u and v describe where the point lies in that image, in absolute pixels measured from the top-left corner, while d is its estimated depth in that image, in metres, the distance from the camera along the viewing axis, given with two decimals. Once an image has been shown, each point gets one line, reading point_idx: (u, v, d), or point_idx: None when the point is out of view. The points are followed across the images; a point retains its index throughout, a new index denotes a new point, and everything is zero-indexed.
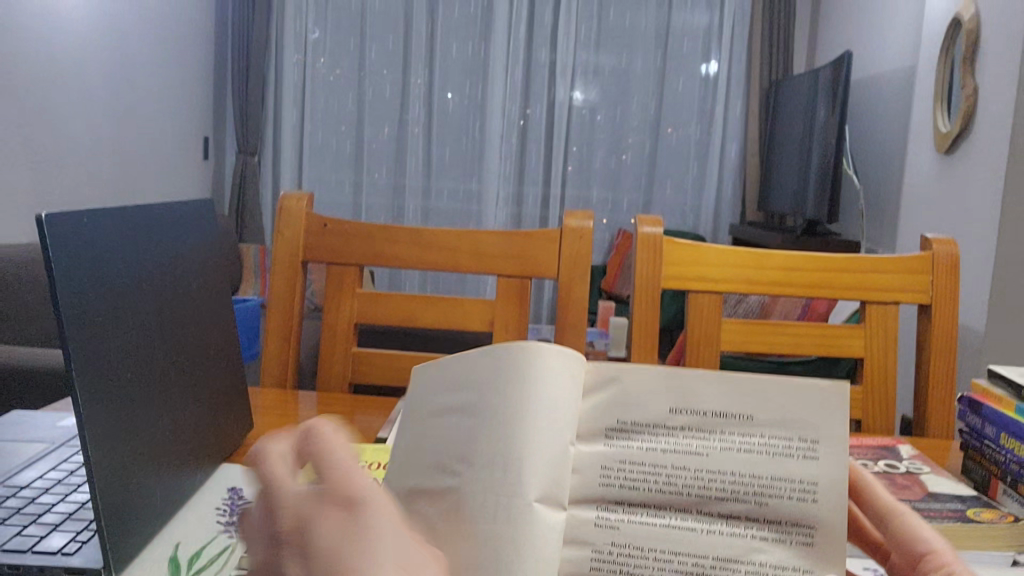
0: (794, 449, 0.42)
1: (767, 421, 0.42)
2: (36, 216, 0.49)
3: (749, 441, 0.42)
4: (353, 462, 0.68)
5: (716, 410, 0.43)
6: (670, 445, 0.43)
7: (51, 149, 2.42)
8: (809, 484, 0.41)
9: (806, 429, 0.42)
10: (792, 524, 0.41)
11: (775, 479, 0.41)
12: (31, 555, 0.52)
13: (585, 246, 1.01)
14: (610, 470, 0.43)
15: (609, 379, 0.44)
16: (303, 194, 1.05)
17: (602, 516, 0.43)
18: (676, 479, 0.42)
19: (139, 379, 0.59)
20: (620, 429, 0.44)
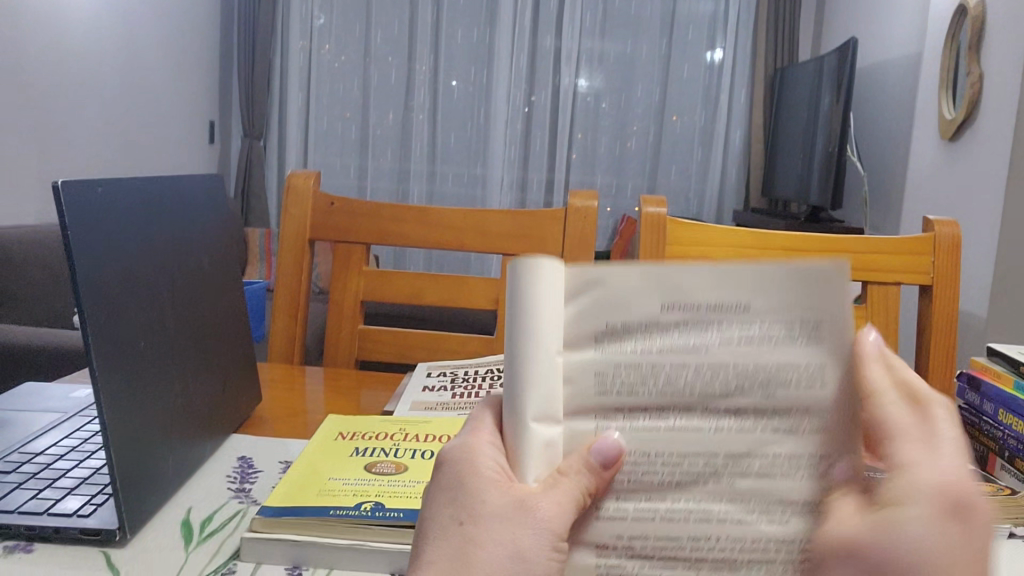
0: (793, 335, 0.32)
1: (768, 307, 0.32)
2: (52, 182, 0.51)
3: (758, 329, 0.32)
4: (362, 432, 0.69)
5: (712, 300, 0.32)
6: (663, 344, 0.32)
7: (56, 133, 2.43)
8: (817, 369, 0.32)
9: (809, 309, 0.32)
10: (808, 418, 0.32)
11: (783, 369, 0.32)
12: (47, 516, 0.54)
13: (590, 226, 1.02)
14: (605, 374, 0.33)
15: (592, 280, 0.33)
16: (311, 172, 1.06)
17: (600, 425, 0.34)
18: (679, 379, 0.32)
19: (151, 346, 0.60)
20: (610, 331, 0.33)
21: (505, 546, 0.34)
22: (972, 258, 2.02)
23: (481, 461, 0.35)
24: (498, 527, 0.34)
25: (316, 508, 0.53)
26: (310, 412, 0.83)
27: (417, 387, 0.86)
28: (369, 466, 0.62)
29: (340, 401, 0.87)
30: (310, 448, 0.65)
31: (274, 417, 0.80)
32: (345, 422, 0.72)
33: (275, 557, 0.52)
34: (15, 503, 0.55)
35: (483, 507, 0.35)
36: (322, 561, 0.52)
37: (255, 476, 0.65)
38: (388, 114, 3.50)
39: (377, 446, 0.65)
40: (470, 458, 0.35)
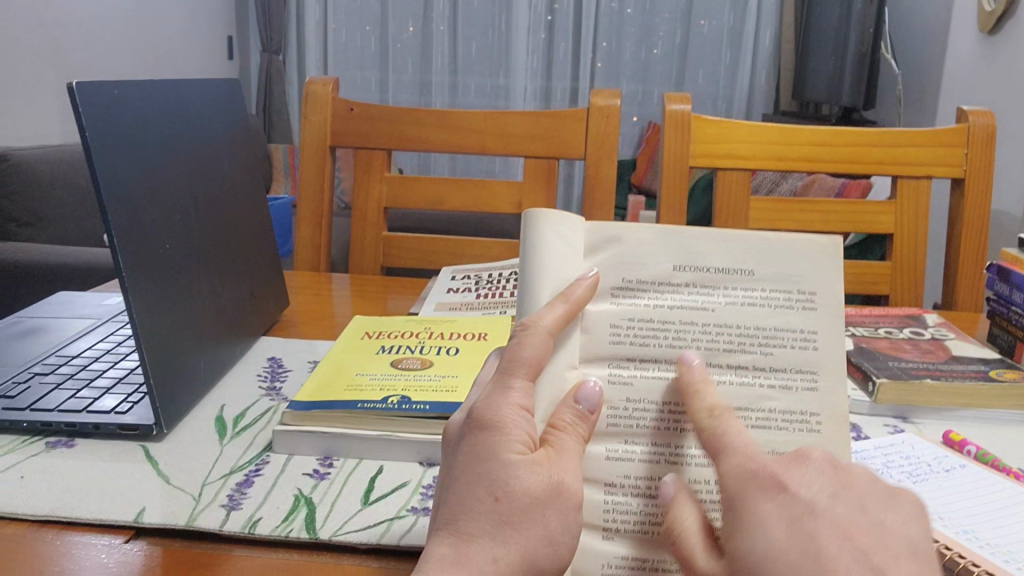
0: (795, 300, 0.40)
1: (767, 274, 0.41)
2: (68, 84, 0.50)
3: (753, 293, 0.41)
4: (388, 331, 0.69)
5: (721, 265, 0.41)
6: (677, 301, 0.40)
7: (76, 54, 2.42)
8: (811, 333, 0.40)
9: (806, 281, 0.40)
10: (796, 370, 0.40)
11: (779, 330, 0.40)
12: (86, 413, 0.56)
13: (612, 127, 1.00)
14: (618, 327, 0.40)
15: (607, 237, 0.41)
16: (329, 78, 1.05)
17: (613, 373, 0.40)
18: (685, 334, 0.40)
19: (176, 249, 0.61)
20: (625, 287, 0.40)
21: (542, 526, 0.35)
22: (1009, 156, 1.97)
23: (512, 432, 0.37)
24: (532, 503, 0.35)
25: (344, 402, 0.55)
26: (337, 315, 0.85)
27: (442, 289, 0.87)
28: (395, 363, 0.62)
29: (366, 305, 0.89)
30: (338, 347, 0.66)
31: (303, 320, 0.82)
32: (372, 322, 0.72)
33: (306, 448, 0.53)
34: (53, 402, 0.57)
35: (518, 484, 0.35)
36: (352, 451, 0.53)
37: (285, 375, 0.66)
38: (408, 26, 3.44)
39: (403, 344, 0.66)
40: (498, 422, 0.37)
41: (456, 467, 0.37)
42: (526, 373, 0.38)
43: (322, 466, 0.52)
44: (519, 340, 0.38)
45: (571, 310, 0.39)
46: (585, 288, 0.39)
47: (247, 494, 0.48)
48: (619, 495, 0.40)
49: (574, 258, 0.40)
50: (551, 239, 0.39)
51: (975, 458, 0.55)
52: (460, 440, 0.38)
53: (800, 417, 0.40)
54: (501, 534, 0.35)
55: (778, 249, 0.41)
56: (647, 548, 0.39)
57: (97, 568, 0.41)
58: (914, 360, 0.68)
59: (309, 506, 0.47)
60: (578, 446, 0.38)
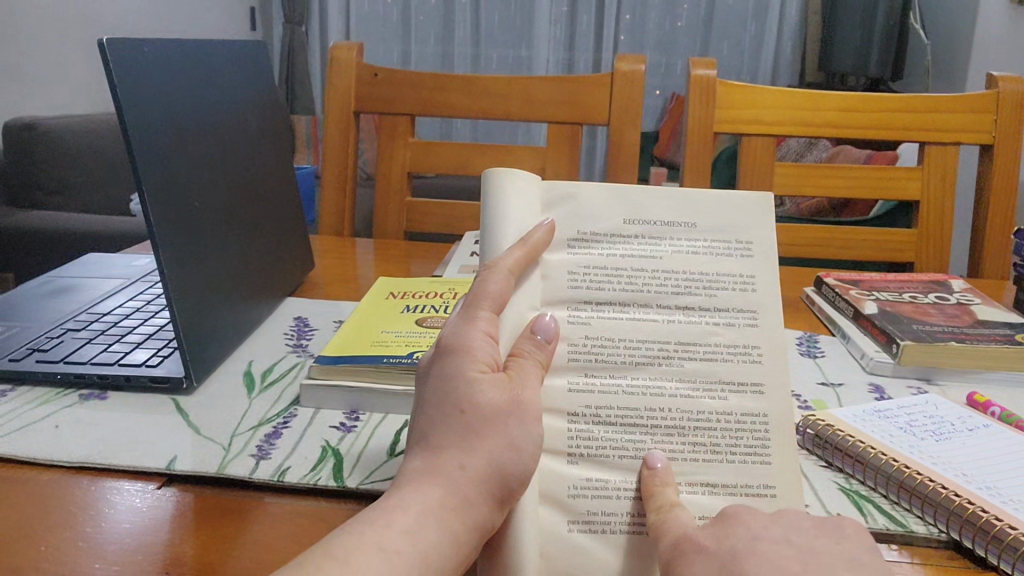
0: (733, 250, 0.44)
1: (708, 226, 0.44)
2: (98, 40, 0.50)
3: (698, 242, 0.44)
4: (413, 291, 0.70)
5: (667, 218, 0.44)
6: (628, 250, 0.43)
7: (101, 23, 2.43)
8: (749, 279, 0.43)
9: (742, 232, 0.44)
10: (738, 311, 0.43)
11: (719, 274, 0.43)
12: (119, 366, 0.57)
13: (637, 91, 1.00)
14: (576, 273, 0.42)
15: (562, 194, 0.43)
16: (353, 44, 1.05)
17: (572, 314, 0.42)
18: (637, 279, 0.42)
19: (205, 209, 0.61)
20: (579, 238, 0.43)
21: (506, 435, 0.35)
22: None
23: (477, 352, 0.37)
24: (497, 413, 0.35)
25: (370, 357, 0.55)
26: (361, 278, 0.86)
27: (465, 252, 0.88)
28: (420, 321, 0.63)
29: (389, 268, 0.89)
30: (364, 305, 0.67)
31: (327, 283, 0.83)
32: (397, 282, 0.73)
33: (333, 402, 0.54)
34: (86, 356, 0.58)
35: (481, 398, 0.35)
36: (378, 405, 0.54)
37: (311, 333, 0.67)
38: None
39: (427, 304, 0.67)
40: (465, 345, 0.37)
41: (426, 393, 0.37)
42: (488, 307, 0.39)
43: (348, 420, 0.53)
44: (482, 276, 0.39)
45: (529, 254, 0.40)
46: (543, 233, 0.41)
47: (276, 445, 0.49)
48: (580, 424, 0.41)
49: (531, 211, 0.42)
50: (508, 192, 0.41)
51: (999, 418, 0.55)
52: (428, 372, 0.38)
53: (743, 349, 0.42)
54: (468, 445, 0.35)
55: (718, 203, 0.44)
56: (608, 470, 0.40)
57: (129, 512, 0.43)
58: (938, 324, 0.68)
59: (336, 457, 0.48)
60: (537, 373, 0.38)
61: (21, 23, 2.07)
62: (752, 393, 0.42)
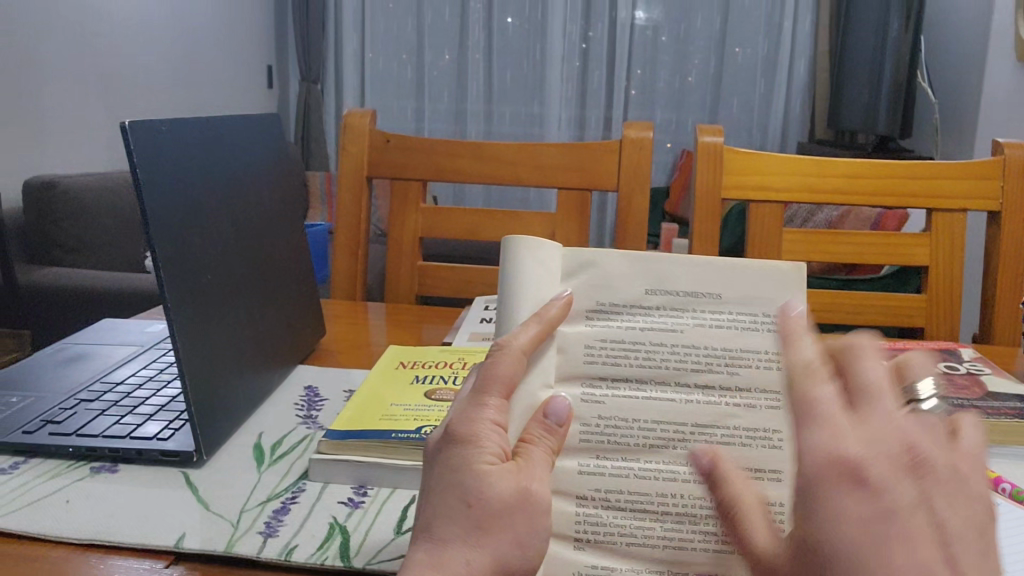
0: (759, 323, 0.42)
1: (734, 298, 0.43)
2: (120, 122, 0.52)
3: (721, 318, 0.42)
4: (422, 361, 0.71)
5: (691, 288, 0.43)
6: (648, 323, 0.42)
7: (122, 82, 2.49)
8: (773, 355, 0.42)
9: (770, 304, 0.42)
10: (760, 389, 0.42)
11: (745, 349, 0.42)
12: (130, 440, 0.57)
13: (645, 159, 1.01)
14: (593, 347, 0.42)
15: (585, 263, 0.43)
16: (367, 111, 1.07)
17: (586, 393, 0.41)
18: (657, 354, 0.41)
19: (219, 281, 0.63)
20: (600, 309, 0.42)
21: (512, 532, 0.35)
22: None
23: (485, 442, 0.37)
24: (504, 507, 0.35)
25: (378, 432, 0.56)
26: (373, 345, 0.86)
27: (475, 319, 0.88)
28: (428, 393, 0.63)
29: (400, 334, 0.90)
30: (373, 376, 0.68)
31: (339, 349, 0.84)
32: (407, 352, 0.74)
33: (342, 476, 0.54)
34: (98, 428, 0.59)
35: (490, 489, 0.35)
36: (386, 479, 0.54)
37: (321, 403, 0.68)
38: (444, 54, 3.51)
39: (436, 375, 0.67)
40: (473, 435, 0.37)
41: (433, 480, 0.37)
42: (500, 392, 0.39)
43: (356, 495, 0.53)
44: (493, 359, 0.39)
45: (544, 330, 0.40)
46: (559, 307, 0.41)
47: (284, 521, 0.49)
48: (588, 508, 0.41)
49: (552, 282, 0.42)
50: (528, 262, 0.41)
51: (1010, 495, 0.55)
52: (436, 456, 0.38)
53: (763, 433, 0.41)
54: (474, 540, 0.34)
55: (745, 274, 0.43)
56: (613, 556, 0.40)
57: None
58: (950, 396, 0.67)
59: (344, 535, 0.48)
60: (548, 460, 0.38)
61: (43, 83, 2.13)
62: (769, 480, 0.41)
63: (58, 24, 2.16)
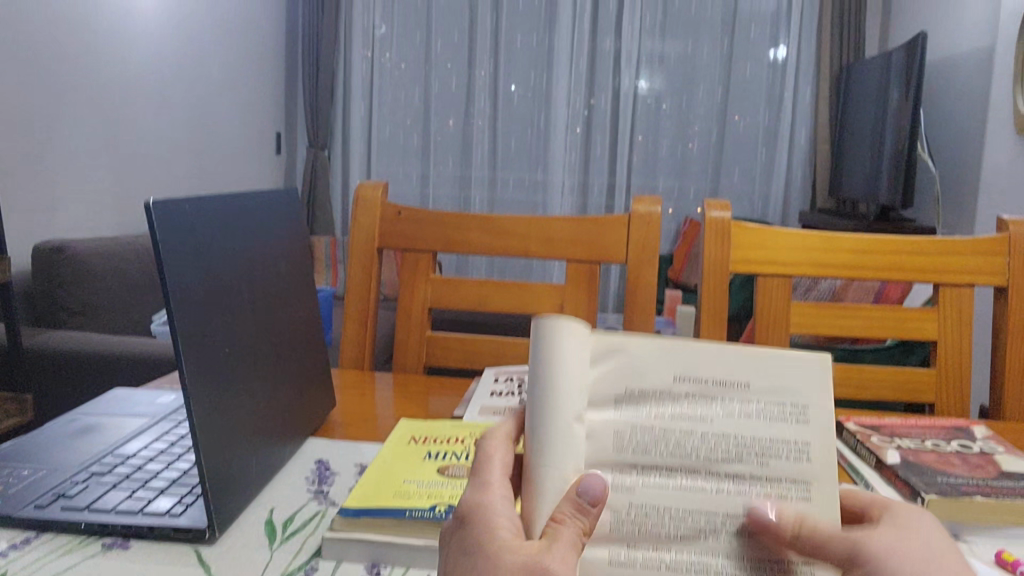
0: (788, 413, 0.42)
1: (764, 387, 0.42)
2: (145, 202, 0.53)
3: (749, 407, 0.42)
4: (434, 437, 0.71)
5: (720, 376, 0.42)
6: (676, 410, 0.41)
7: (134, 145, 2.54)
8: (803, 445, 0.42)
9: (800, 396, 0.43)
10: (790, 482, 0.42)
11: (772, 440, 0.42)
12: (143, 515, 0.57)
13: (653, 232, 1.02)
14: (623, 435, 0.41)
15: (609, 347, 0.41)
16: (379, 183, 1.09)
17: (616, 480, 0.41)
18: (686, 443, 0.41)
19: (235, 355, 0.63)
20: (629, 395, 0.41)
21: None
22: None
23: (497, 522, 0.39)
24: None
25: (393, 510, 0.55)
26: (381, 417, 0.86)
27: (485, 391, 0.88)
28: (441, 470, 0.63)
29: (409, 406, 0.90)
30: (386, 452, 0.68)
31: (347, 421, 0.84)
32: (419, 427, 0.74)
33: (356, 555, 0.54)
34: (109, 503, 0.59)
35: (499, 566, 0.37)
36: (400, 559, 0.54)
37: (332, 478, 0.67)
38: (449, 121, 3.59)
39: (448, 451, 0.67)
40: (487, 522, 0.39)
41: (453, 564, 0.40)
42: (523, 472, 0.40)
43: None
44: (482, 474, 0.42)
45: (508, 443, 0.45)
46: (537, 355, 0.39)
47: None
48: None
49: (583, 364, 0.40)
50: (563, 344, 0.38)
51: None
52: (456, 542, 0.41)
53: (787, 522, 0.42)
54: None
55: (771, 366, 0.43)
56: None
57: None
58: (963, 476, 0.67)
59: None
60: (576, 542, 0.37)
61: (58, 147, 2.17)
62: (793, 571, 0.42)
63: (74, 90, 2.22)
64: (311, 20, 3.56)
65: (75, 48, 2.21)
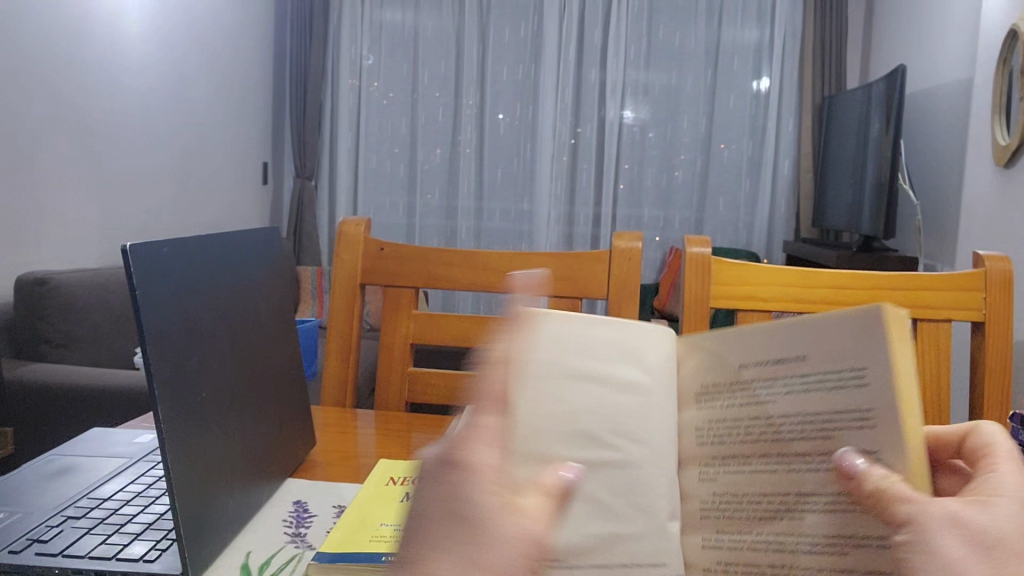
0: (846, 377, 0.40)
1: (823, 357, 0.41)
2: (121, 246, 0.53)
3: (812, 379, 0.42)
4: (413, 477, 0.70)
5: (790, 353, 0.43)
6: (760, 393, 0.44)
7: (120, 176, 2.54)
8: (866, 411, 0.39)
9: (859, 357, 0.40)
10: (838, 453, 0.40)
11: (839, 411, 0.40)
12: (117, 561, 0.57)
13: (634, 268, 1.03)
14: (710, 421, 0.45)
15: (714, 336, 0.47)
16: (361, 219, 1.09)
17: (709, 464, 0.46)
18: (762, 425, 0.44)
19: (213, 397, 0.63)
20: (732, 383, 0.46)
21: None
22: None
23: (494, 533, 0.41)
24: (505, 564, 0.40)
25: (370, 554, 0.55)
26: (362, 455, 0.86)
27: None
28: None
29: (390, 443, 0.90)
30: (364, 493, 0.67)
31: (326, 461, 0.83)
32: (398, 467, 0.73)
33: None
34: (84, 548, 0.58)
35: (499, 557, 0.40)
36: None
37: (310, 520, 0.67)
38: (436, 151, 3.60)
39: None
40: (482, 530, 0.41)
41: None
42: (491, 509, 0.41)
43: None
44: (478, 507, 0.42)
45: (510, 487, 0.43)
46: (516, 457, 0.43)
47: None
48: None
49: None
50: None
51: None
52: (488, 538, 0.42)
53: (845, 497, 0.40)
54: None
55: (827, 329, 0.41)
56: None
57: None
58: None
59: None
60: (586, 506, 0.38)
61: (43, 178, 2.17)
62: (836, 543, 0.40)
63: (60, 123, 2.22)
64: (299, 51, 3.59)
65: (61, 81, 2.22)
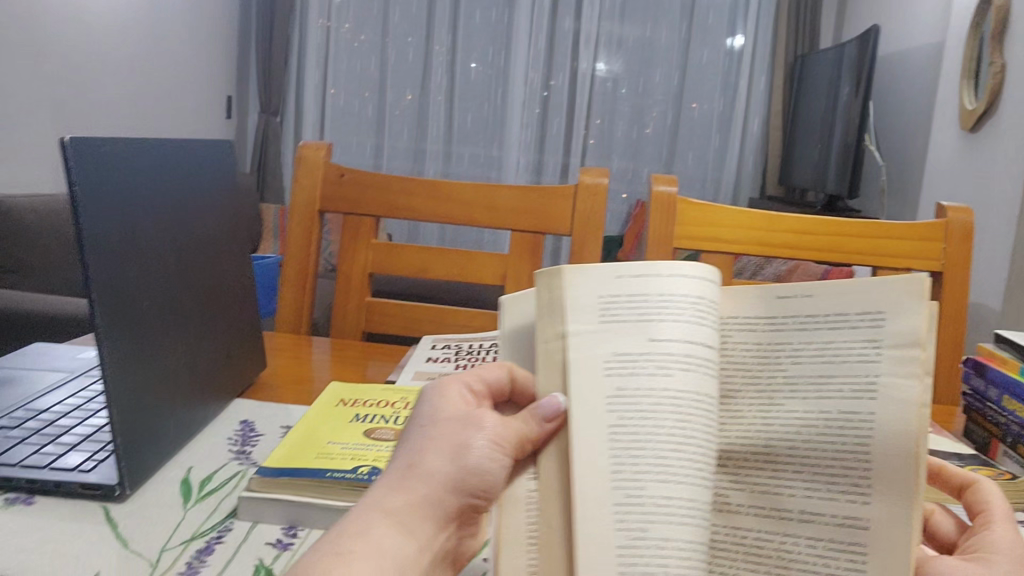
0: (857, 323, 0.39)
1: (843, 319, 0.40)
2: (59, 138, 0.51)
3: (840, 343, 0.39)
4: (364, 399, 0.69)
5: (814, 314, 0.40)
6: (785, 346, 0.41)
7: (79, 102, 2.47)
8: (871, 385, 0.38)
9: (876, 326, 0.39)
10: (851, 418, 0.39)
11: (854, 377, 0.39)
12: (50, 470, 0.55)
13: (598, 204, 1.01)
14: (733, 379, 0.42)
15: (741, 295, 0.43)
16: (322, 143, 1.06)
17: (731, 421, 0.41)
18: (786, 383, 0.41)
19: (156, 307, 0.61)
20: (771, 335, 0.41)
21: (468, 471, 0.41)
22: (987, 250, 2.01)
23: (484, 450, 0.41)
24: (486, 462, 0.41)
25: (313, 470, 0.54)
26: (316, 380, 0.84)
27: (421, 358, 0.87)
28: (367, 433, 0.61)
29: (344, 371, 0.88)
30: (312, 413, 0.66)
31: (278, 383, 0.82)
32: (349, 389, 0.72)
33: (272, 516, 0.52)
34: (16, 457, 0.56)
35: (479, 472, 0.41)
36: (318, 520, 0.52)
37: (256, 439, 0.65)
38: (405, 94, 3.53)
39: (377, 414, 0.65)
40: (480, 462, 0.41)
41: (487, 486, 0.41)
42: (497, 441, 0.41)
43: (285, 537, 0.51)
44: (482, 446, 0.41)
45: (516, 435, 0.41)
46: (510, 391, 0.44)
47: (207, 561, 0.47)
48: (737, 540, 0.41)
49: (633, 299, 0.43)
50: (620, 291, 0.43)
51: None
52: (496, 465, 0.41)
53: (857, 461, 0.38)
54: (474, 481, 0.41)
55: (852, 296, 0.40)
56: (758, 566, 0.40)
57: None
58: None
59: None
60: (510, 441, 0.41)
61: None
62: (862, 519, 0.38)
63: (14, 42, 2.12)
64: None
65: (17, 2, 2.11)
